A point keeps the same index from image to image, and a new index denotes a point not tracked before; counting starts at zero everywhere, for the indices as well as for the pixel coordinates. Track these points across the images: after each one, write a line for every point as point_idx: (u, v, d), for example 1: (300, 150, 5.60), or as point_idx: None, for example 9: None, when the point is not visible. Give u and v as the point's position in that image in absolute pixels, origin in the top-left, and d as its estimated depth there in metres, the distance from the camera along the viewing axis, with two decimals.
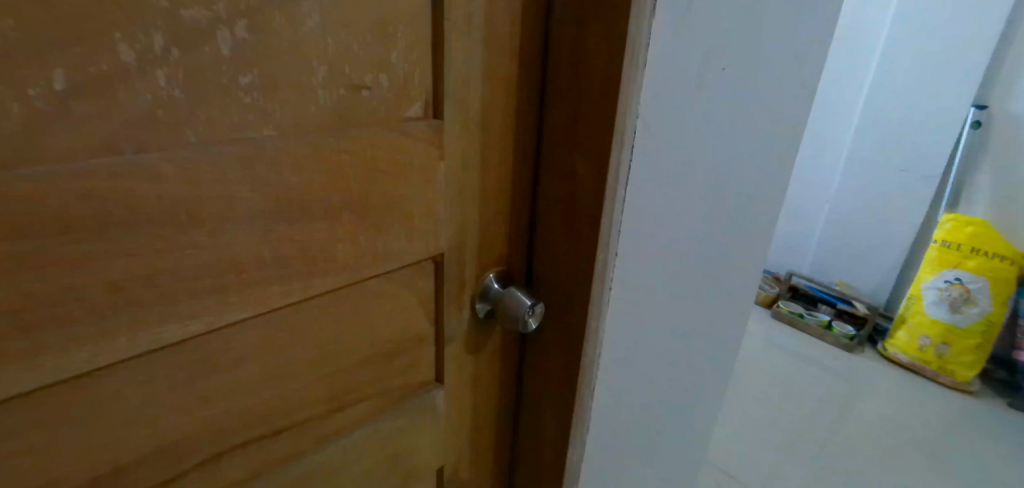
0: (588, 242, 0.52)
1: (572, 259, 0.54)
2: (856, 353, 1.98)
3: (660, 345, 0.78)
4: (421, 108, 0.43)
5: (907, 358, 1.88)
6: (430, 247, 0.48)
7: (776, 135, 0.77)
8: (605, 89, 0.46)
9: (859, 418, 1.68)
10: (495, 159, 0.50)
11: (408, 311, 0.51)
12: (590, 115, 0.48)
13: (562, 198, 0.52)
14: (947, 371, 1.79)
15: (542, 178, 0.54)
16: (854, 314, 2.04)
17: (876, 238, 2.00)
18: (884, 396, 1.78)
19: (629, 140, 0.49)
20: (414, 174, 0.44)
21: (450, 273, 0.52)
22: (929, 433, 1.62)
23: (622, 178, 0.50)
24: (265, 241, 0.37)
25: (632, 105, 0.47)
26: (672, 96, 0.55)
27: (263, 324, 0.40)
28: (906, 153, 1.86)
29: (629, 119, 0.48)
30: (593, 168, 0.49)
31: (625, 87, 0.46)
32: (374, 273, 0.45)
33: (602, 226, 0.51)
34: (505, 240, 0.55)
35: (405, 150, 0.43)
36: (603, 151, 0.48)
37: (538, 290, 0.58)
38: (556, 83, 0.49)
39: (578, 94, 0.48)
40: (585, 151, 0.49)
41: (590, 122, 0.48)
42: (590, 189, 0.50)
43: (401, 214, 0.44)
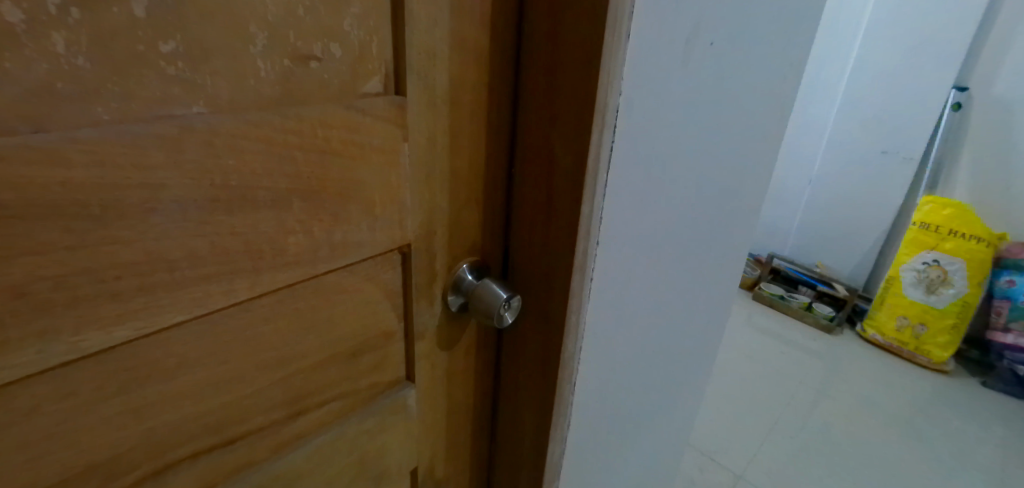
0: (568, 230, 0.48)
1: (551, 248, 0.50)
2: (835, 334, 1.99)
3: (641, 333, 0.75)
4: (380, 83, 0.39)
5: (885, 339, 1.90)
6: (395, 237, 0.44)
7: (764, 114, 0.74)
8: (585, 63, 0.42)
9: (838, 398, 1.70)
10: (466, 140, 0.46)
11: (373, 306, 0.47)
12: (569, 92, 0.44)
13: (539, 184, 0.49)
14: (923, 351, 1.82)
15: (518, 161, 0.50)
16: (833, 295, 2.05)
17: (857, 220, 2.00)
18: (863, 376, 1.80)
19: (611, 121, 0.45)
20: (375, 157, 0.40)
21: (418, 264, 0.48)
22: (906, 412, 1.65)
23: (603, 161, 0.47)
24: (202, 235, 0.33)
25: (615, 82, 0.44)
26: (656, 72, 0.51)
27: (207, 326, 0.36)
28: (889, 135, 1.85)
29: (611, 97, 0.44)
30: (573, 151, 0.45)
31: (607, 61, 0.42)
32: (333, 267, 0.41)
33: (582, 213, 0.47)
34: (478, 228, 0.51)
35: (363, 130, 0.38)
36: (584, 132, 0.44)
37: (515, 281, 0.55)
38: (531, 57, 0.45)
39: (555, 69, 0.44)
40: (563, 132, 0.45)
41: (569, 100, 0.44)
42: (570, 174, 0.46)
43: (361, 201, 0.40)
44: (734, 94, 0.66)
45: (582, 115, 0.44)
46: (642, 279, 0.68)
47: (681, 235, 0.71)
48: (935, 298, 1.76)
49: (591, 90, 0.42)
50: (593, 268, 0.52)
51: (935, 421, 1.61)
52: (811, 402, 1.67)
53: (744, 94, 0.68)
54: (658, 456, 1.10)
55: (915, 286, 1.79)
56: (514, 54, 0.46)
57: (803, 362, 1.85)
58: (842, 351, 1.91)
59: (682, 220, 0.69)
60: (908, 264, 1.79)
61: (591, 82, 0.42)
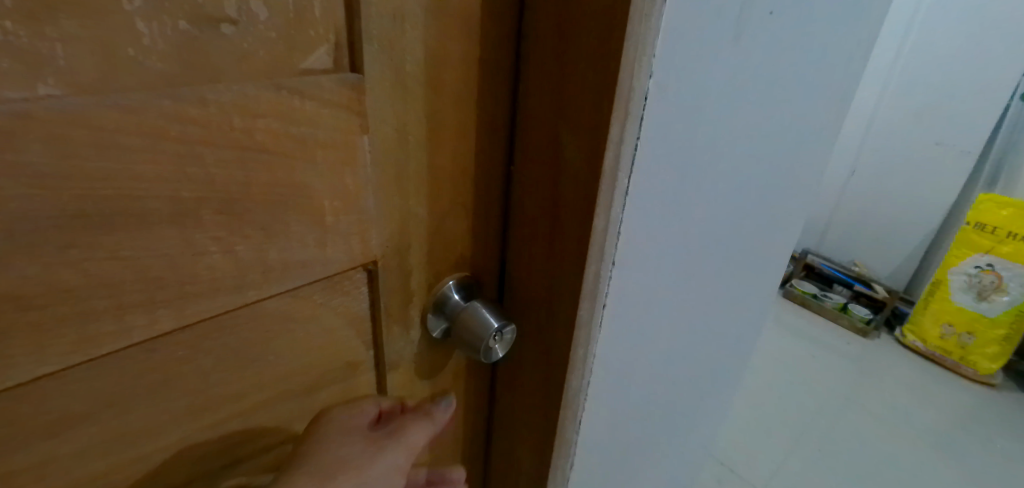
0: (576, 249, 0.38)
1: (555, 267, 0.40)
2: (871, 338, 1.86)
3: (660, 351, 0.66)
4: (329, 55, 0.29)
5: (926, 346, 1.76)
6: (355, 253, 0.35)
7: (821, 102, 0.63)
8: (605, 33, 0.31)
9: (870, 407, 1.58)
10: (450, 130, 0.36)
11: (331, 333, 0.38)
12: (583, 70, 0.33)
13: (540, 187, 0.39)
14: (968, 362, 1.68)
15: (517, 157, 0.40)
16: (871, 297, 1.91)
17: (903, 216, 1.84)
18: (899, 385, 1.67)
19: (638, 111, 0.35)
20: (320, 155, 0.30)
21: (388, 283, 0.39)
22: (946, 426, 1.52)
23: (626, 162, 0.36)
24: (68, 264, 0.24)
25: (643, 61, 0.33)
26: (697, 48, 0.40)
27: (97, 373, 0.28)
28: (945, 124, 1.68)
29: (638, 79, 0.33)
30: (585, 149, 0.35)
31: (634, 31, 0.31)
32: (268, 294, 0.32)
33: (595, 228, 0.37)
34: (467, 238, 0.42)
35: (301, 119, 0.29)
36: (599, 125, 0.33)
37: (512, 301, 0.45)
38: (535, 24, 0.35)
39: (565, 41, 0.33)
40: (575, 125, 0.35)
41: (582, 82, 0.33)
42: (580, 178, 0.36)
43: (304, 210, 0.31)
44: (790, 76, 0.54)
45: (597, 103, 0.33)
46: (662, 295, 0.58)
47: (712, 241, 0.61)
48: (985, 306, 1.61)
49: (612, 70, 0.32)
50: (607, 293, 0.41)
51: (978, 439, 1.49)
52: (841, 411, 1.56)
53: (801, 77, 0.56)
54: (673, 472, 1.02)
55: (965, 292, 1.65)
56: (514, 20, 0.35)
57: (835, 366, 1.73)
58: (877, 356, 1.78)
59: (715, 225, 0.59)
60: (958, 266, 1.65)
61: (612, 59, 0.31)
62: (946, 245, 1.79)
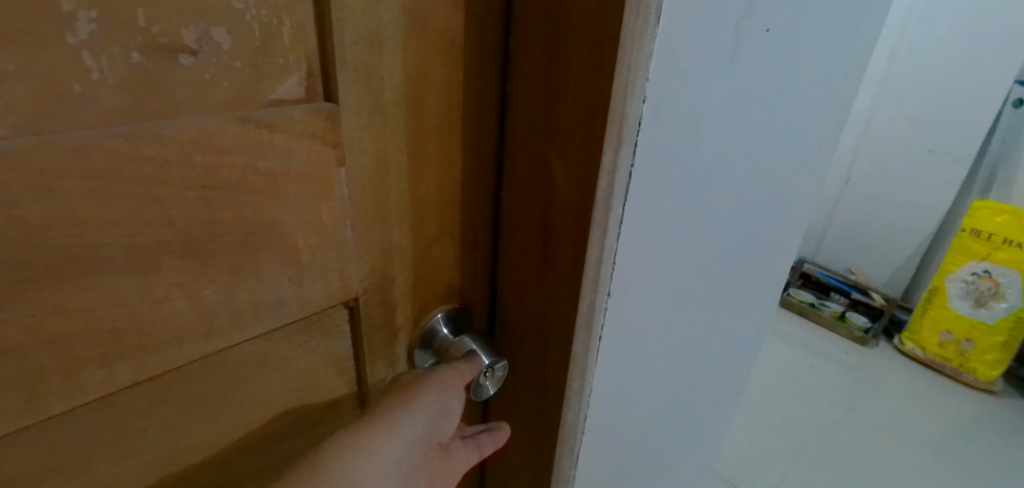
0: (568, 280, 0.36)
1: (547, 298, 0.38)
2: (870, 347, 1.84)
3: (660, 374, 0.64)
4: (301, 84, 0.27)
5: (925, 354, 1.74)
6: (334, 290, 0.33)
7: (820, 116, 0.61)
8: (596, 57, 0.29)
9: (872, 416, 1.56)
10: (433, 158, 0.34)
11: (312, 372, 0.36)
12: (573, 94, 0.31)
13: (530, 215, 0.37)
14: (969, 369, 1.66)
15: (506, 183, 0.38)
16: (869, 305, 1.90)
17: (898, 224, 1.84)
18: (900, 393, 1.65)
19: (632, 136, 0.32)
20: (293, 190, 0.28)
21: (371, 319, 0.37)
22: (948, 435, 1.50)
23: (620, 189, 0.34)
24: (11, 319, 0.22)
25: (637, 84, 0.31)
26: (693, 68, 0.38)
27: (50, 432, 0.25)
28: (938, 132, 1.68)
29: (632, 103, 0.31)
30: (577, 176, 0.32)
31: (626, 54, 0.29)
32: (237, 340, 0.30)
33: (589, 259, 0.35)
34: (454, 267, 0.40)
35: (271, 154, 0.27)
36: (592, 152, 0.31)
37: (503, 332, 0.43)
38: (522, 45, 0.33)
39: (553, 63, 0.31)
40: (565, 151, 0.33)
41: (572, 107, 0.31)
42: (572, 207, 0.34)
43: (276, 248, 0.29)
44: (787, 91, 0.53)
45: (588, 129, 0.31)
46: (660, 318, 0.56)
47: (711, 261, 0.59)
48: (983, 312, 1.60)
49: (604, 95, 0.30)
50: (602, 324, 0.39)
51: (980, 448, 1.47)
52: (842, 421, 1.54)
53: (798, 92, 0.54)
54: None
55: (963, 299, 1.64)
56: (500, 41, 0.34)
57: (835, 376, 1.71)
58: (877, 365, 1.76)
59: (713, 244, 0.57)
60: (955, 274, 1.64)
61: (603, 84, 0.29)
62: (942, 252, 1.78)
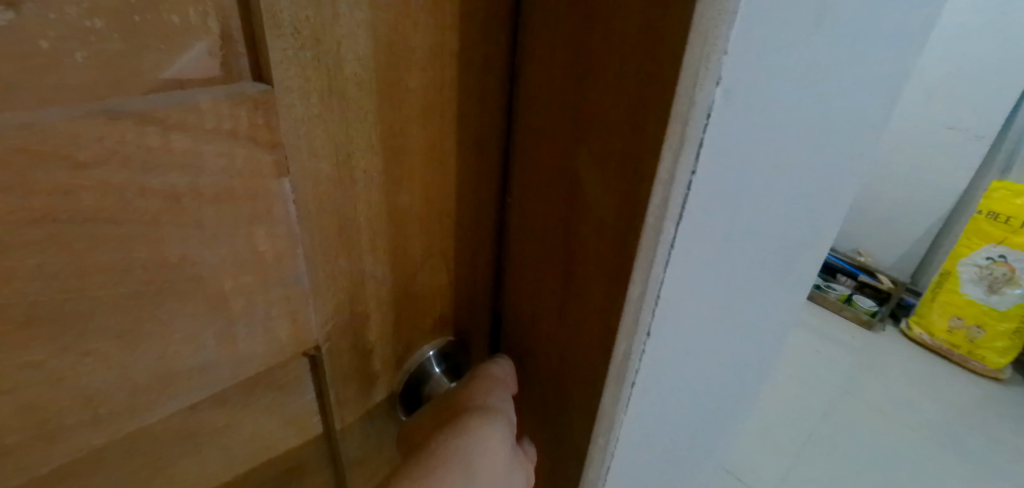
0: (600, 320, 0.27)
1: (567, 338, 0.29)
2: (875, 331, 1.79)
3: (705, 403, 0.54)
4: (213, 56, 0.18)
5: (933, 339, 1.69)
6: (284, 338, 0.24)
7: (890, 91, 0.51)
8: (657, 17, 0.20)
9: (880, 402, 1.51)
10: (417, 159, 0.25)
11: (267, 436, 0.28)
12: (618, 72, 0.22)
13: (548, 232, 0.28)
14: (977, 356, 1.62)
15: (516, 190, 0.29)
16: (876, 287, 1.84)
17: (909, 203, 1.77)
18: (907, 379, 1.60)
19: (697, 135, 0.23)
20: (209, 216, 0.19)
21: (340, 366, 0.28)
22: (953, 421, 1.46)
23: (677, 204, 0.25)
24: None
25: (713, 60, 0.21)
26: (799, 38, 0.28)
27: None
28: (958, 107, 1.60)
29: (703, 88, 0.21)
30: (617, 186, 0.23)
31: (706, 15, 0.19)
32: (148, 422, 0.22)
33: (630, 297, 0.26)
34: (446, 293, 0.31)
35: (167, 166, 0.18)
36: (641, 154, 0.22)
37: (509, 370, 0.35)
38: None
39: (591, 28, 0.22)
40: (603, 152, 0.23)
41: (615, 91, 0.22)
42: (609, 227, 0.25)
43: (191, 297, 0.20)
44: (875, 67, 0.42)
45: (637, 123, 0.22)
46: (717, 347, 0.47)
47: (774, 275, 0.49)
48: (995, 299, 1.55)
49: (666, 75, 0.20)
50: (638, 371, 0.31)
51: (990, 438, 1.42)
52: (849, 408, 1.49)
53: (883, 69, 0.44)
54: None
55: (975, 284, 1.58)
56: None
57: (839, 359, 1.66)
58: (883, 349, 1.72)
59: (780, 255, 0.47)
60: (968, 257, 1.59)
61: (667, 57, 0.20)
62: (955, 234, 1.71)
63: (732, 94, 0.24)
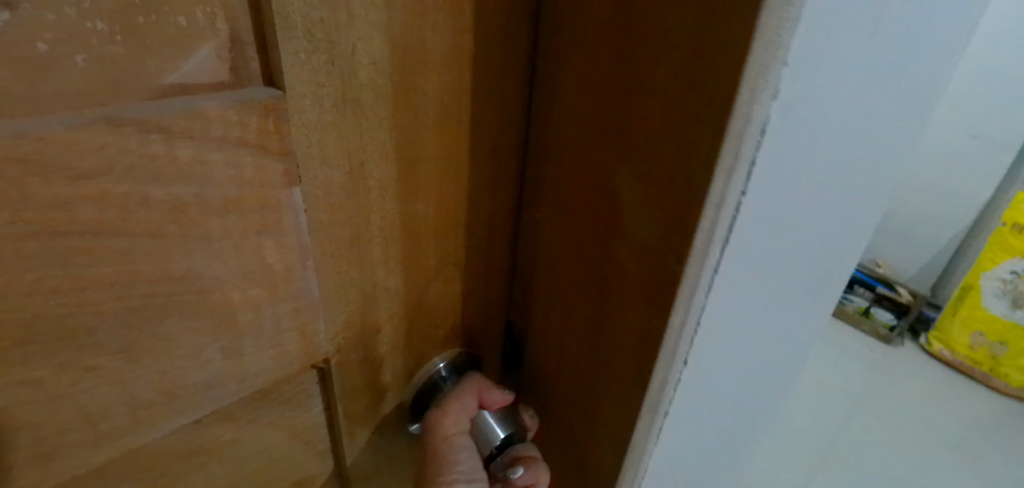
0: (637, 343, 0.25)
1: (600, 359, 0.28)
2: (896, 346, 1.60)
3: (745, 426, 0.51)
4: (219, 59, 0.17)
5: (955, 356, 1.50)
6: (292, 351, 0.23)
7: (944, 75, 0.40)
8: (712, 26, 0.18)
9: (922, 420, 1.32)
10: (432, 164, 0.24)
11: (272, 451, 0.26)
12: (666, 84, 0.20)
13: (582, 246, 0.27)
14: (999, 374, 1.43)
15: (552, 201, 0.27)
16: (896, 301, 1.61)
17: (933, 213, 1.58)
18: (947, 396, 1.41)
19: (751, 153, 0.21)
20: (216, 227, 0.18)
21: (347, 380, 0.27)
22: (971, 436, 1.29)
23: (727, 225, 0.23)
24: None
25: (772, 74, 0.19)
26: (870, 44, 0.25)
27: None
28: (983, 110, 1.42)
29: (761, 102, 0.19)
30: (660, 205, 0.22)
31: (769, 28, 0.17)
32: (151, 439, 0.21)
33: (670, 323, 0.24)
34: (459, 303, 0.30)
35: (172, 175, 0.17)
36: (686, 172, 0.21)
37: (537, 382, 0.33)
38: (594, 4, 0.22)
39: (638, 37, 0.20)
40: (644, 168, 0.22)
41: (660, 103, 0.20)
42: (649, 247, 0.23)
43: (196, 311, 0.19)
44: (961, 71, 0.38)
45: (685, 140, 0.20)
46: (764, 370, 0.43)
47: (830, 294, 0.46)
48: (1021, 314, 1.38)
49: (721, 91, 0.18)
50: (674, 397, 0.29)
51: None
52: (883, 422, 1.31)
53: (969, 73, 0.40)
54: None
55: (999, 298, 1.41)
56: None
57: (870, 368, 1.48)
58: (897, 360, 1.53)
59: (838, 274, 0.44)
60: (991, 270, 1.41)
61: (722, 70, 0.18)
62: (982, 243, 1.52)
63: (790, 109, 0.22)
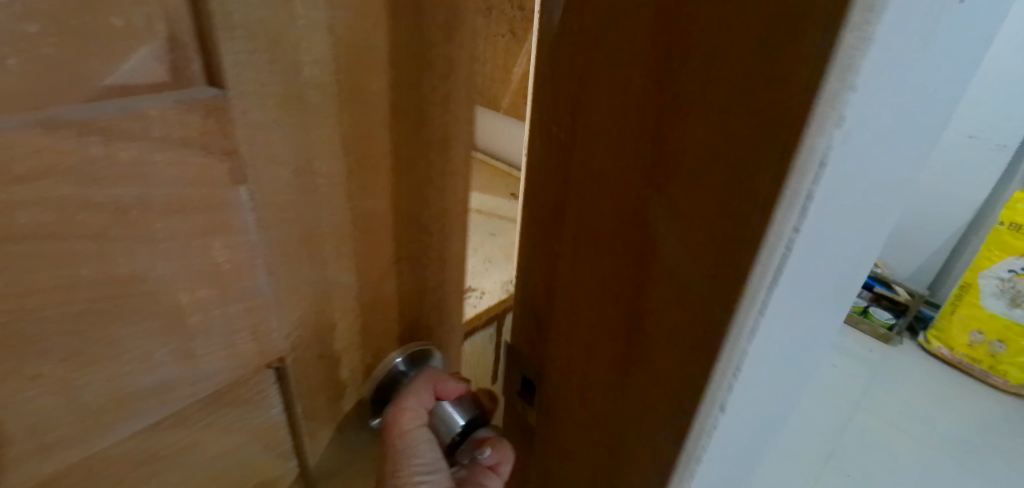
0: (680, 376, 0.24)
1: (639, 388, 0.27)
2: (893, 344, 1.72)
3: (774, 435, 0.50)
4: (160, 60, 0.17)
5: (951, 353, 1.62)
6: (248, 351, 0.24)
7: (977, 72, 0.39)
8: (779, 54, 0.16)
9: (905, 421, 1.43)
10: (380, 160, 0.25)
11: (233, 454, 0.26)
12: (717, 108, 0.19)
13: (623, 274, 0.25)
14: (999, 370, 1.54)
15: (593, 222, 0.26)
16: (893, 300, 1.75)
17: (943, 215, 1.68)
18: (923, 394, 1.52)
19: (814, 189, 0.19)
20: (162, 228, 0.19)
21: (308, 377, 0.27)
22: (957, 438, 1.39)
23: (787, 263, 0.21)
24: None
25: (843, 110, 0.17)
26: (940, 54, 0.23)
27: None
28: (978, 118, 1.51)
29: (832, 144, 0.18)
30: (708, 235, 0.21)
31: (845, 59, 0.16)
32: (103, 446, 0.21)
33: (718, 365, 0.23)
34: (416, 297, 0.31)
35: (114, 177, 0.17)
36: (737, 207, 0.19)
37: (577, 416, 0.32)
38: (647, 19, 0.20)
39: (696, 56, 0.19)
40: (689, 195, 0.21)
41: (708, 129, 0.19)
42: (695, 279, 0.22)
43: (144, 314, 0.19)
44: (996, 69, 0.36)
45: (740, 171, 0.19)
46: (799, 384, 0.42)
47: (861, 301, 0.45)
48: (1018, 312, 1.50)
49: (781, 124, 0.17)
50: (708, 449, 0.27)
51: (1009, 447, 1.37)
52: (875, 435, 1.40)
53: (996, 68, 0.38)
54: None
55: (997, 298, 1.52)
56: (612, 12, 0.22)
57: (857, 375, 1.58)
58: (902, 365, 1.64)
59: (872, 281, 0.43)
60: (989, 271, 1.52)
61: (786, 102, 0.17)
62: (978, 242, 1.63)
63: (863, 133, 0.20)
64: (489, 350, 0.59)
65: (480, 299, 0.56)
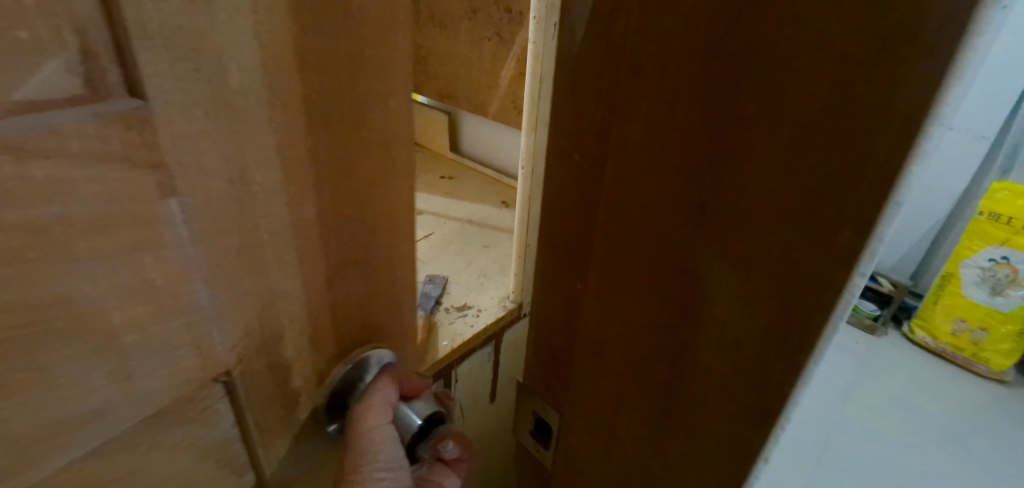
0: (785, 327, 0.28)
1: (744, 345, 0.30)
2: (880, 335, 1.76)
3: None
4: (73, 72, 0.16)
5: (937, 343, 1.65)
6: (194, 368, 0.23)
7: None
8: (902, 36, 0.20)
9: (901, 423, 1.41)
10: (319, 165, 0.25)
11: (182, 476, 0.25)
12: (828, 84, 0.23)
13: (733, 241, 0.29)
14: (981, 358, 1.58)
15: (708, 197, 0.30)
16: (877, 291, 1.81)
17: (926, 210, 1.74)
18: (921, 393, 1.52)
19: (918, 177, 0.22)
20: (85, 246, 0.18)
21: (259, 388, 0.27)
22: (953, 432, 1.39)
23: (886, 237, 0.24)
24: None
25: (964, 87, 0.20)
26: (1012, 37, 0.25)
27: None
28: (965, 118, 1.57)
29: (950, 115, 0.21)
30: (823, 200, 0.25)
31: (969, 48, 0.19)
32: (40, 478, 0.20)
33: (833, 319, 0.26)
34: (368, 300, 0.31)
35: (27, 196, 0.16)
36: (822, 209, 0.25)
37: (666, 389, 0.37)
38: (706, 65, 0.28)
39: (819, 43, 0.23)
40: (760, 202, 0.27)
41: (780, 152, 0.26)
42: (808, 240, 0.26)
43: (73, 337, 0.19)
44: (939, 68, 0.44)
45: (840, 168, 0.23)
46: None
47: None
48: (999, 300, 1.51)
49: (859, 156, 0.23)
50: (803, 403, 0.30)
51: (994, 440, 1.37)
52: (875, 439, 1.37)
53: None
54: None
55: (978, 286, 1.55)
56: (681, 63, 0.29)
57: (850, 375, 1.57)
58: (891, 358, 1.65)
59: None
60: (969, 259, 1.54)
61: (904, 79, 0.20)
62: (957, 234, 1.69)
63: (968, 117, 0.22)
64: (490, 368, 0.61)
65: (476, 317, 0.59)
